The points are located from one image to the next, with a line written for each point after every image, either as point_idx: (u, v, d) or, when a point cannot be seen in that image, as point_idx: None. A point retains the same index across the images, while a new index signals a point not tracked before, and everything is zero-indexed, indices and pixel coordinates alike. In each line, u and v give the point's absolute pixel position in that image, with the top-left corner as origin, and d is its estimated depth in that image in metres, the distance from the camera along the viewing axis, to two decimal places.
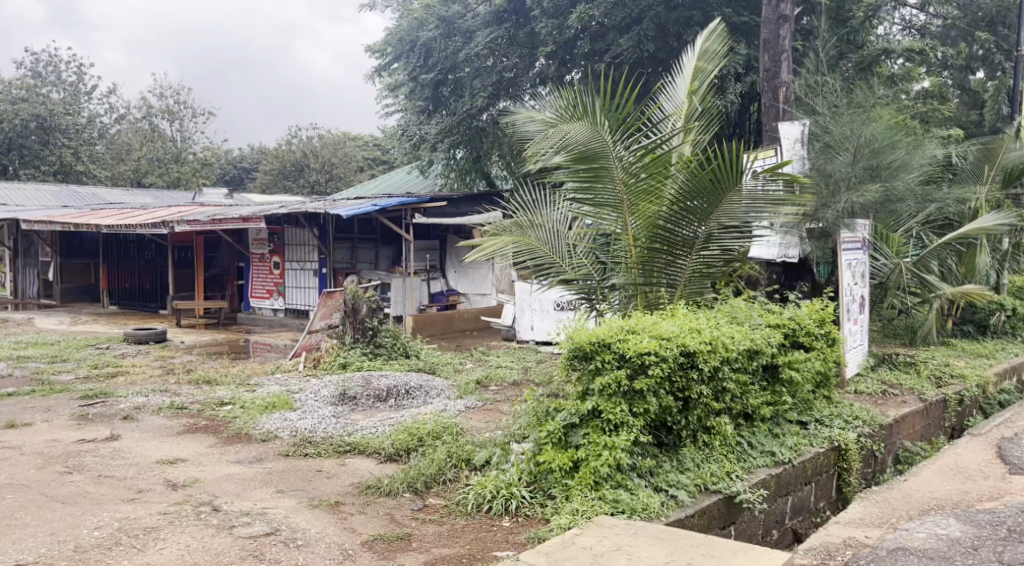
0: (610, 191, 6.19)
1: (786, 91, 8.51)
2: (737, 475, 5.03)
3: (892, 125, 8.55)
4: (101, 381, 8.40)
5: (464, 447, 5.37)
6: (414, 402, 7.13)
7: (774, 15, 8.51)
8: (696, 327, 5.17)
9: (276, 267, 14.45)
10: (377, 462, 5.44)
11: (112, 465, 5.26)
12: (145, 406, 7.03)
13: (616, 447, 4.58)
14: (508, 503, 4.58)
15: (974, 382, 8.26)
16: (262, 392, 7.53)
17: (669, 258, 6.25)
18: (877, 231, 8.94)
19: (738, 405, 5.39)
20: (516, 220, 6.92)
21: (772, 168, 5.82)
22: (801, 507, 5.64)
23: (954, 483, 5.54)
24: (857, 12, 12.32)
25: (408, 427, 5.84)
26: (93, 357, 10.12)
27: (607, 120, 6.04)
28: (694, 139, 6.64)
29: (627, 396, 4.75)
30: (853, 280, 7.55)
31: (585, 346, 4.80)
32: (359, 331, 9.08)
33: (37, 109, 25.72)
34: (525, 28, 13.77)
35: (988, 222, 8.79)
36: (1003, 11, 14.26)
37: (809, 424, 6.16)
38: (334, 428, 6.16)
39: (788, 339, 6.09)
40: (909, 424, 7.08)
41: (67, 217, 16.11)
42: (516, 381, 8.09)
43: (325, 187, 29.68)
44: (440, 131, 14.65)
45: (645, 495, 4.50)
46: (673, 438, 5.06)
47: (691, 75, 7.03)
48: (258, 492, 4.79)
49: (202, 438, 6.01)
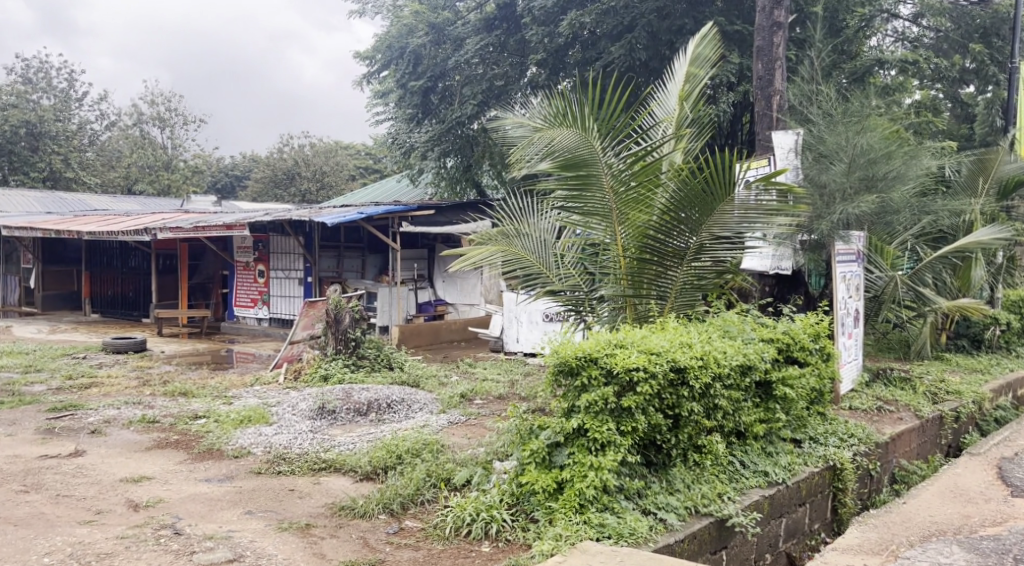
0: (598, 199, 6.01)
1: (779, 100, 8.36)
2: (730, 496, 4.83)
3: (887, 135, 8.40)
4: (74, 393, 8.11)
5: (445, 466, 5.11)
6: (395, 417, 6.89)
7: (768, 22, 8.36)
8: (687, 341, 4.97)
9: (261, 275, 14.22)
10: (353, 481, 5.20)
11: (73, 483, 5.00)
12: (115, 419, 6.77)
13: (603, 469, 4.36)
14: (488, 527, 4.32)
15: (970, 398, 8.08)
16: (239, 406, 7.26)
17: (659, 269, 6.04)
18: (873, 242, 8.62)
19: (730, 423, 5.19)
20: (502, 229, 6.75)
21: (767, 177, 5.63)
22: (795, 529, 5.42)
23: (955, 506, 5.33)
24: (851, 21, 12.18)
25: (387, 444, 5.58)
26: (68, 367, 9.84)
27: (596, 127, 5.82)
28: (685, 146, 6.45)
29: (614, 413, 4.53)
30: (848, 293, 7.37)
31: (571, 361, 4.58)
32: (341, 342, 8.85)
33: (27, 115, 25.21)
34: (516, 35, 13.51)
35: (983, 234, 8.61)
36: (997, 22, 13.93)
37: (803, 442, 5.94)
38: (310, 444, 5.91)
39: (781, 354, 5.88)
40: (906, 441, 6.86)
41: (49, 223, 15.83)
42: (502, 395, 7.86)
43: (316, 196, 29.40)
44: (429, 139, 14.51)
45: (633, 519, 4.28)
46: (663, 457, 4.85)
47: (682, 80, 6.84)
48: (224, 514, 4.53)
49: (171, 454, 5.75)
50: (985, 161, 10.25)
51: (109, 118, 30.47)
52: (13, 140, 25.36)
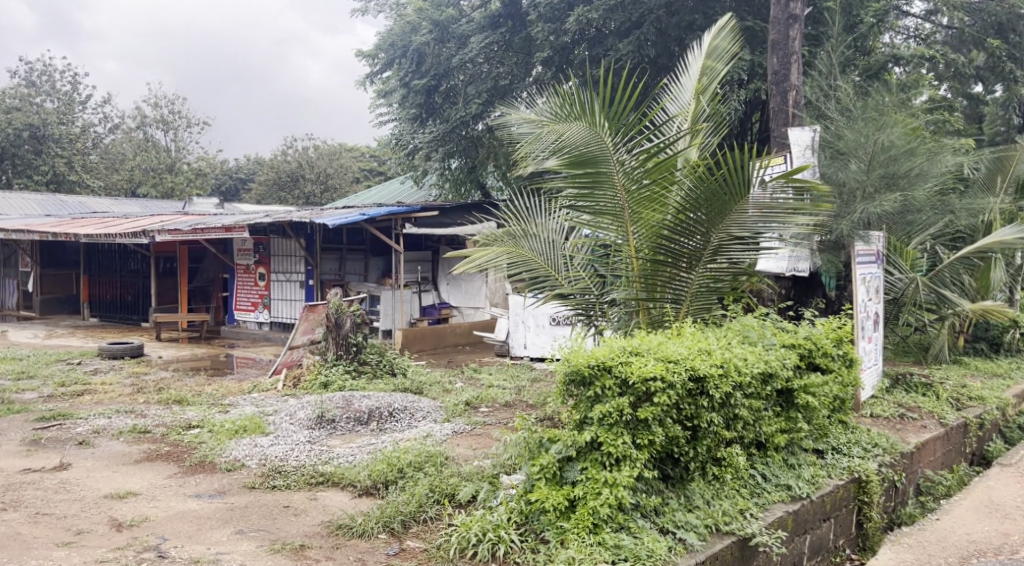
0: (609, 198, 5.71)
1: (796, 95, 8.03)
2: (752, 513, 4.53)
3: (910, 132, 8.06)
4: (65, 401, 7.84)
5: (449, 480, 4.81)
6: (397, 426, 6.59)
7: (784, 15, 8.08)
8: (707, 348, 4.68)
9: (261, 278, 13.95)
10: (352, 496, 4.91)
11: (54, 500, 4.72)
12: (105, 429, 6.49)
13: (618, 485, 4.08)
14: (495, 549, 4.00)
15: (994, 404, 7.76)
16: (234, 414, 6.96)
17: (673, 271, 5.73)
18: (893, 243, 8.31)
19: (751, 434, 4.88)
20: (508, 229, 6.50)
21: (786, 174, 5.28)
22: (820, 546, 5.12)
23: (991, 523, 5.42)
24: (866, 16, 11.85)
25: (387, 456, 5.27)
26: (61, 373, 9.56)
27: (607, 122, 5.53)
28: (701, 141, 6.16)
29: (629, 426, 4.24)
30: (868, 295, 7.04)
31: (583, 370, 4.29)
32: (342, 347, 8.60)
33: (30, 118, 25.03)
34: (521, 33, 13.16)
35: (1005, 234, 8.16)
36: (1013, 18, 13.60)
37: (825, 453, 5.63)
38: (307, 456, 5.62)
39: (803, 361, 5.58)
40: (930, 450, 6.54)
41: (46, 226, 15.59)
42: (509, 403, 7.56)
43: (319, 198, 29.14)
44: (434, 139, 14.28)
45: (650, 539, 3.98)
46: (680, 471, 4.55)
47: (698, 74, 6.55)
48: (214, 534, 4.25)
49: (161, 466, 5.47)
50: (1004, 159, 9.97)
51: (113, 120, 30.32)
52: (17, 144, 25.13)
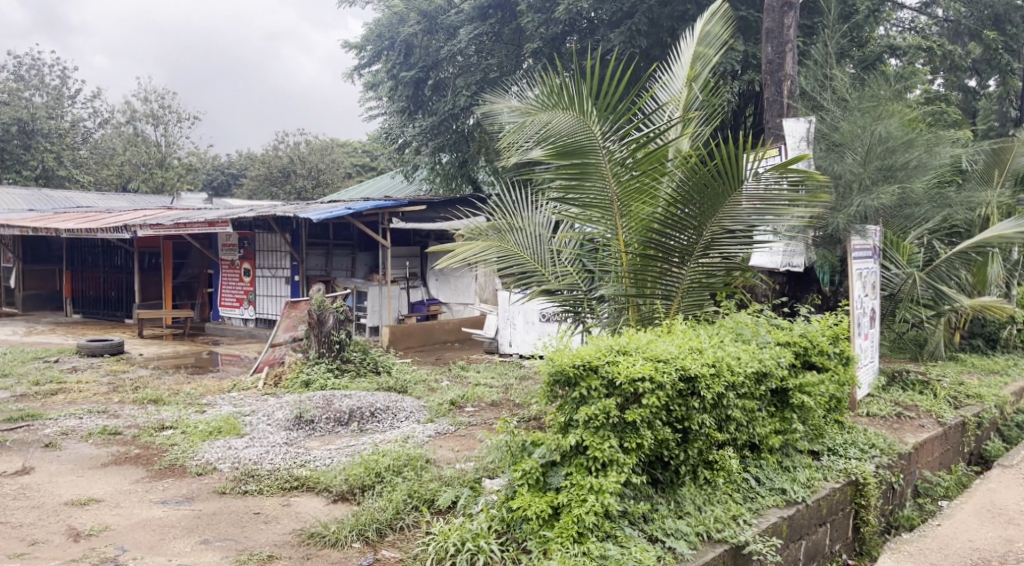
0: (598, 189, 5.48)
1: (791, 85, 7.83)
2: (745, 519, 4.31)
3: (907, 122, 7.85)
4: (37, 401, 7.58)
5: (428, 485, 4.59)
6: (378, 427, 6.36)
7: (779, 2, 7.84)
8: (698, 346, 4.46)
9: (247, 274, 13.69)
10: (326, 502, 4.68)
11: (10, 508, 4.48)
12: (74, 431, 6.24)
13: (605, 492, 3.86)
14: (474, 559, 3.76)
15: (992, 402, 7.57)
16: (210, 415, 6.71)
17: (663, 267, 5.51)
18: (888, 237, 8.18)
19: (744, 435, 4.67)
20: (494, 223, 6.27)
21: (780, 164, 5.03)
22: (815, 552, 4.91)
23: (994, 529, 5.52)
24: (862, 6, 11.59)
25: (365, 459, 5.04)
26: (37, 372, 9.29)
27: (594, 109, 5.28)
28: (693, 131, 5.96)
29: (617, 428, 4.03)
30: (864, 291, 6.82)
31: (567, 370, 4.06)
32: (324, 345, 8.37)
33: (19, 112, 24.63)
34: (511, 24, 12.92)
35: (1005, 228, 7.94)
36: (1010, 9, 13.42)
37: (821, 454, 5.42)
38: (282, 459, 5.38)
39: (799, 360, 5.37)
40: (927, 451, 6.32)
41: (28, 221, 15.26)
42: (495, 402, 7.34)
43: (311, 193, 28.85)
44: (422, 133, 14.09)
45: (638, 549, 3.75)
46: (670, 475, 4.34)
47: (690, 60, 6.34)
48: (177, 544, 4.03)
49: (129, 470, 5.22)
50: (1001, 152, 9.77)
51: (102, 115, 29.95)
52: (5, 139, 24.72)
